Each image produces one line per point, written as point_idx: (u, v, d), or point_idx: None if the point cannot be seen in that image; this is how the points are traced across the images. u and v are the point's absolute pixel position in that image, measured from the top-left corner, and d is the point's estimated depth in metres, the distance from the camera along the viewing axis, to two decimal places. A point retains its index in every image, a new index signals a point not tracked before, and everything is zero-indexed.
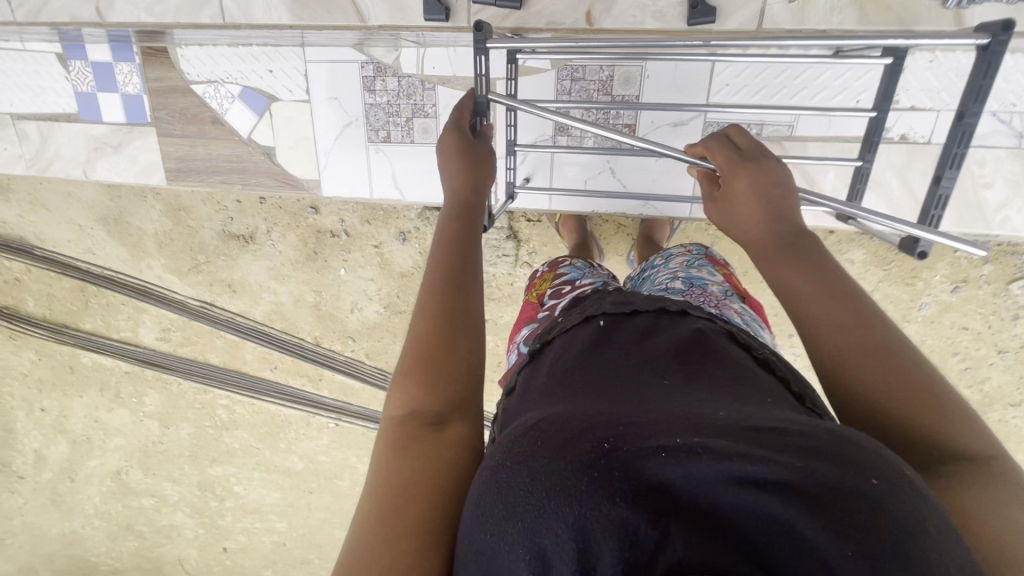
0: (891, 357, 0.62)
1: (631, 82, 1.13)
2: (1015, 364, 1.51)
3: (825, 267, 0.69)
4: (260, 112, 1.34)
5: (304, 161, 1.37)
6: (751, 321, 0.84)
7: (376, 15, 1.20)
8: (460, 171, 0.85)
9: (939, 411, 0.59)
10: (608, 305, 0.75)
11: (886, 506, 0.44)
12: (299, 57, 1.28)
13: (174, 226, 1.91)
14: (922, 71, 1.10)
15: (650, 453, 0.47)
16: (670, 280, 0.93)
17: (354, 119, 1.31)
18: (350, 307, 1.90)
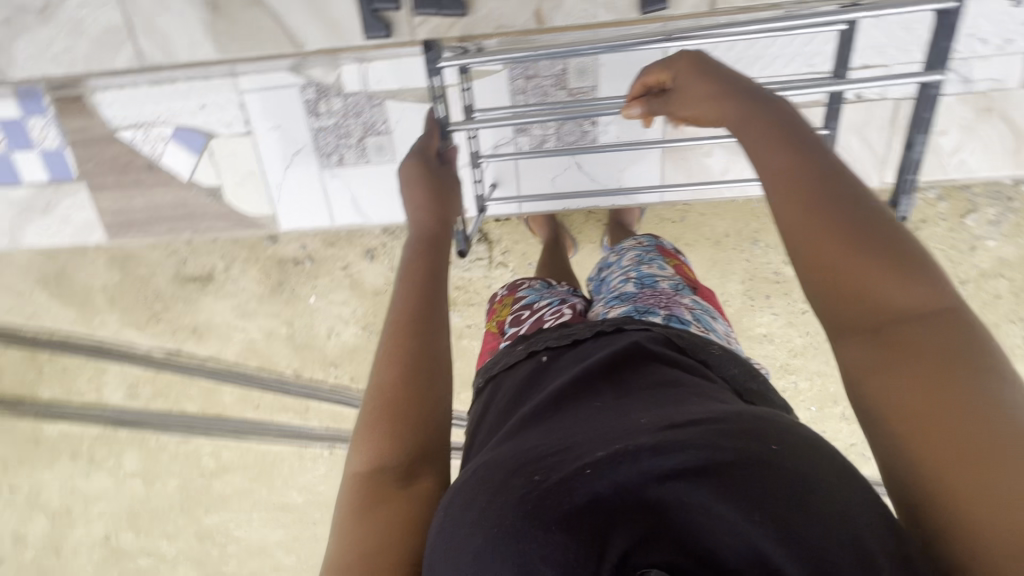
0: (843, 210, 0.57)
1: (586, 74, 1.09)
2: (978, 293, 1.57)
3: (781, 125, 0.63)
4: (199, 151, 1.25)
5: (254, 198, 1.29)
6: (703, 315, 0.84)
7: (313, 40, 1.13)
8: (427, 198, 0.81)
9: (904, 273, 0.53)
10: (550, 338, 0.74)
11: (782, 468, 0.45)
12: (231, 88, 1.20)
13: (124, 277, 1.80)
14: (869, 29, 1.11)
15: (575, 472, 0.46)
16: (624, 283, 0.92)
17: (302, 146, 1.24)
18: (327, 334, 1.83)
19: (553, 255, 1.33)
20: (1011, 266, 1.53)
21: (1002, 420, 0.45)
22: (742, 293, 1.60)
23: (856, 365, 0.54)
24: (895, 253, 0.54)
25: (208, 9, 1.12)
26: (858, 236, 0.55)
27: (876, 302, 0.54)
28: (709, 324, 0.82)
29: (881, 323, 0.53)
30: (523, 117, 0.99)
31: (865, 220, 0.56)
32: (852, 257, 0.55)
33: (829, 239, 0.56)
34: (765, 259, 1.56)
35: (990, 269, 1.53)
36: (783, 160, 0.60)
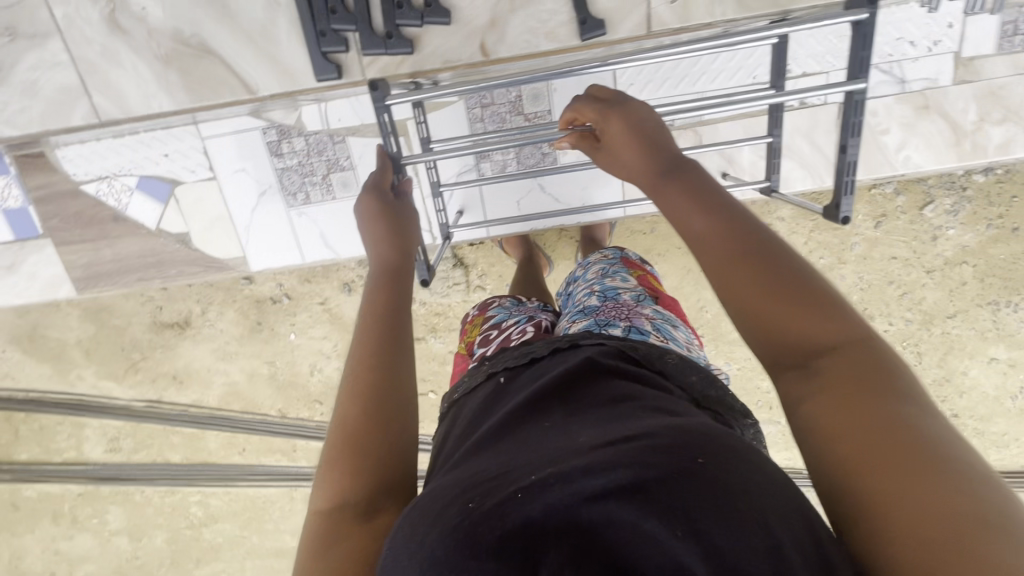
0: (758, 260, 0.64)
1: (540, 99, 1.12)
2: (944, 280, 1.62)
3: (699, 184, 0.71)
4: (165, 199, 1.25)
5: (223, 241, 1.29)
6: (664, 324, 0.85)
7: (267, 85, 1.17)
8: (384, 231, 0.82)
9: (818, 311, 0.61)
10: (509, 358, 0.74)
11: (707, 478, 0.49)
12: (193, 135, 1.21)
13: (99, 329, 1.78)
14: (804, 39, 1.16)
15: (509, 497, 0.50)
16: (588, 297, 0.93)
17: (268, 187, 1.25)
18: (310, 370, 1.81)
19: (526, 274, 1.35)
20: (974, 253, 1.58)
21: (910, 433, 0.50)
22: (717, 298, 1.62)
23: (789, 394, 0.60)
24: (814, 292, 0.62)
25: (164, 61, 1.16)
26: (777, 276, 0.63)
27: (793, 335, 0.61)
28: (669, 333, 0.83)
29: (801, 355, 0.61)
30: (483, 144, 1.02)
31: (782, 268, 0.64)
32: (774, 294, 0.62)
33: (748, 277, 0.64)
34: None
35: (953, 256, 1.58)
36: (698, 224, 0.68)
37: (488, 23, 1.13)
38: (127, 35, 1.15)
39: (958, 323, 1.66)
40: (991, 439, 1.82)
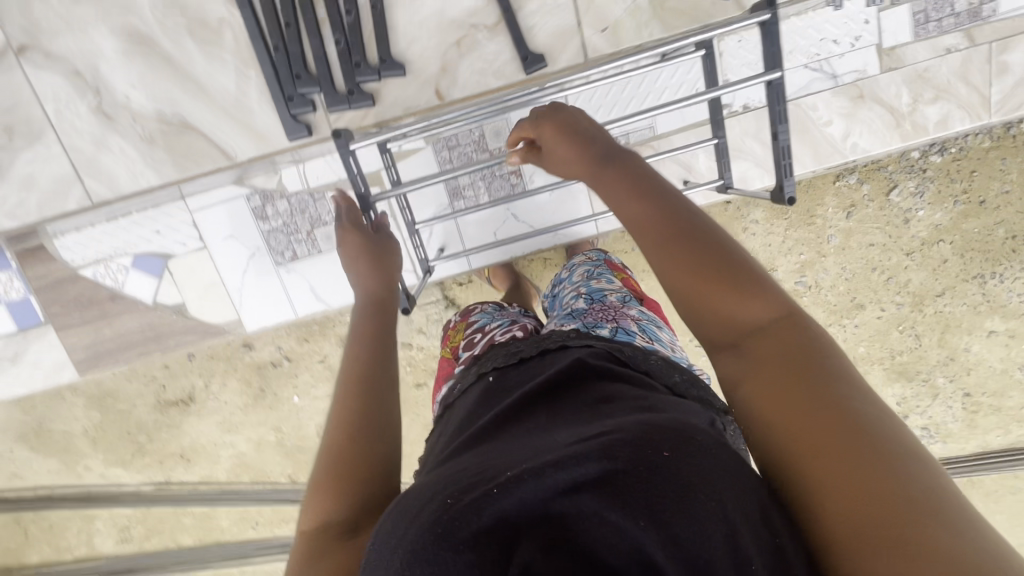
0: (695, 238, 0.70)
1: (502, 134, 1.20)
2: (926, 260, 1.64)
3: (636, 172, 0.77)
4: (159, 273, 1.31)
5: (217, 306, 1.33)
6: (648, 324, 0.91)
7: (244, 150, 1.24)
8: (372, 272, 0.89)
9: (751, 295, 0.66)
10: (498, 359, 0.81)
11: (673, 469, 0.51)
12: (182, 209, 1.28)
13: (104, 416, 1.79)
14: (736, 50, 1.23)
15: (486, 493, 0.52)
16: (575, 298, 1.01)
17: (256, 249, 1.30)
18: (316, 431, 1.81)
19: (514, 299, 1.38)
20: (948, 230, 1.62)
21: (842, 407, 0.55)
22: None
23: (729, 372, 0.65)
24: (745, 273, 0.67)
25: (146, 141, 1.25)
26: (710, 253, 0.69)
27: (732, 315, 0.67)
28: (653, 332, 0.89)
29: (741, 333, 0.66)
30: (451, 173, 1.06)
31: (714, 248, 0.69)
32: (707, 278, 0.68)
33: (682, 253, 0.69)
34: None
35: (928, 236, 1.62)
36: (631, 205, 0.74)
37: (439, 69, 1.22)
38: (113, 123, 1.24)
39: (949, 301, 1.68)
40: (1008, 414, 1.79)
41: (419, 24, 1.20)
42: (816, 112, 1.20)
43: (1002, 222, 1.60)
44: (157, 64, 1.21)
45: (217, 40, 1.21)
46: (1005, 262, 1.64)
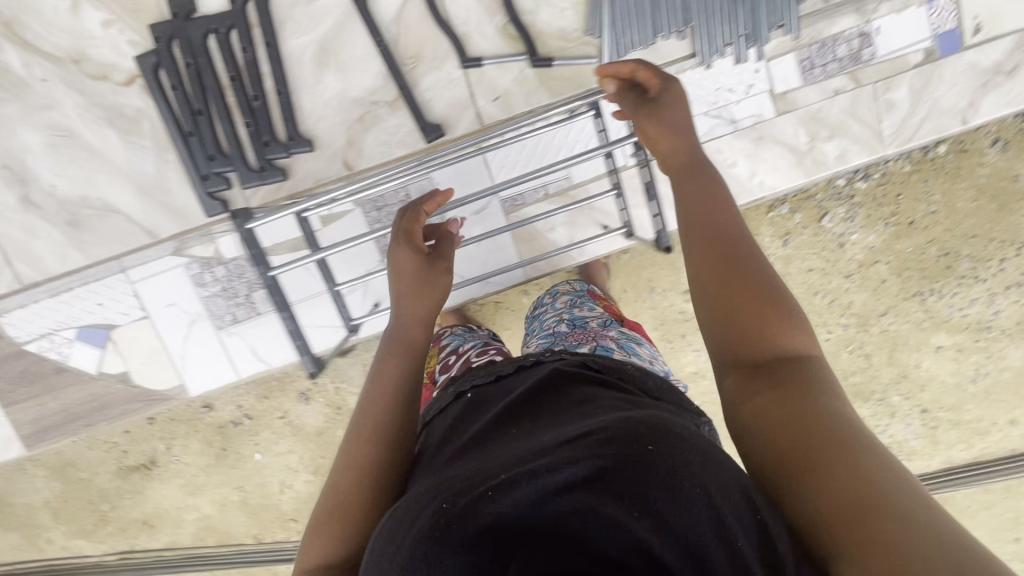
0: (747, 262, 0.78)
1: (426, 193, 1.26)
2: (864, 281, 1.70)
3: (712, 182, 0.89)
4: (103, 344, 1.34)
5: (160, 372, 1.35)
6: (628, 344, 1.06)
7: (165, 228, 1.30)
8: (416, 295, 0.98)
9: (778, 317, 0.75)
10: (475, 378, 0.91)
11: (654, 463, 0.61)
12: (123, 281, 1.31)
13: (64, 486, 1.78)
14: None
15: (482, 497, 0.61)
16: (559, 323, 1.18)
17: (196, 315, 1.33)
18: (280, 488, 1.80)
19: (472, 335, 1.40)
20: (882, 251, 1.67)
21: (832, 417, 0.64)
22: (659, 339, 1.71)
23: (732, 390, 0.73)
24: (774, 306, 0.75)
25: (73, 225, 1.29)
26: (754, 271, 0.78)
27: (768, 326, 0.74)
28: (633, 349, 1.04)
29: (762, 352, 0.74)
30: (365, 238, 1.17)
31: (771, 271, 0.78)
32: (757, 293, 0.76)
33: (739, 261, 0.79)
34: (667, 302, 1.68)
35: (864, 258, 1.68)
36: (725, 203, 0.84)
37: (346, 140, 1.26)
38: (41, 210, 1.29)
39: (893, 319, 1.72)
40: (966, 427, 1.83)
41: (326, 103, 1.25)
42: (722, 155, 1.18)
43: (933, 242, 1.66)
44: (82, 152, 1.27)
45: (137, 129, 1.27)
46: (941, 279, 1.69)
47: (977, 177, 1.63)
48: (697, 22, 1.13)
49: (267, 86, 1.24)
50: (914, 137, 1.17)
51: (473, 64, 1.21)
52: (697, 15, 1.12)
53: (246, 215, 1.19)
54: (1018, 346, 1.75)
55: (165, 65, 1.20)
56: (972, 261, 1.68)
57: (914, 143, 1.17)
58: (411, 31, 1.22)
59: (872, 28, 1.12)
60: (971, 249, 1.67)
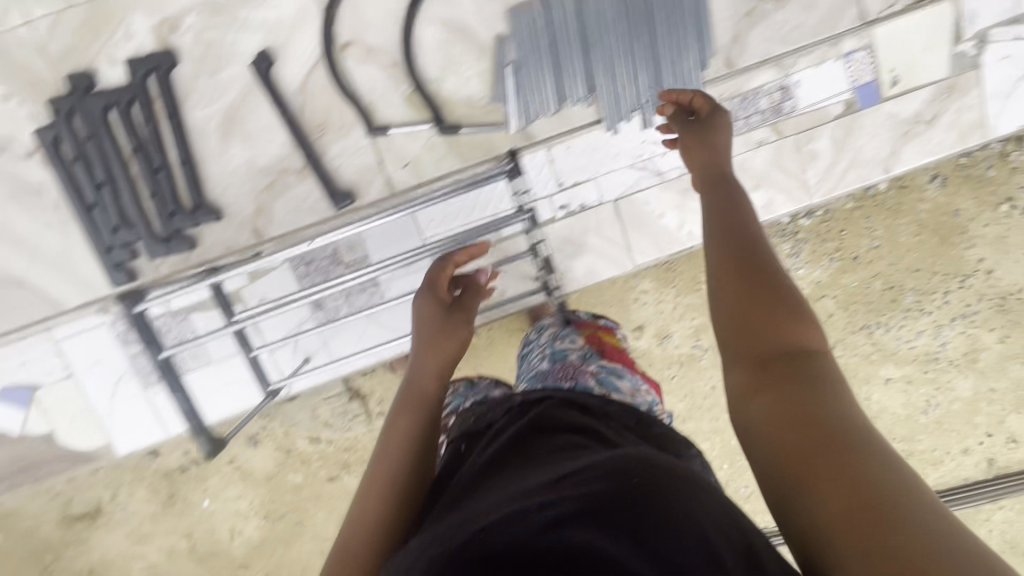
0: (750, 246, 0.68)
1: (355, 247, 1.11)
2: None
3: (726, 190, 0.78)
4: (25, 405, 1.17)
5: (83, 434, 1.20)
6: (608, 377, 0.88)
7: (68, 296, 1.11)
8: (432, 347, 0.86)
9: (784, 306, 0.62)
10: (463, 425, 0.79)
11: (644, 495, 0.54)
12: (46, 341, 1.14)
13: (8, 537, 1.74)
14: (575, 152, 1.10)
15: (458, 546, 0.52)
16: (539, 360, 0.95)
17: (120, 373, 1.16)
18: (229, 534, 1.76)
19: None
20: (828, 285, 1.67)
21: (852, 424, 0.51)
22: None
23: (734, 386, 0.60)
24: (792, 301, 0.63)
25: None
26: (758, 259, 0.67)
27: (775, 319, 0.62)
28: (612, 386, 0.86)
29: (771, 347, 0.60)
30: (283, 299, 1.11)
31: (768, 258, 0.67)
32: (760, 283, 0.64)
33: (745, 249, 0.68)
34: None
35: (812, 291, 1.68)
36: (726, 203, 0.75)
37: (252, 211, 1.02)
38: None
39: (842, 351, 1.73)
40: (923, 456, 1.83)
41: (231, 172, 1.01)
42: (649, 208, 1.16)
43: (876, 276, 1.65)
44: None
45: None
46: (887, 312, 1.66)
47: (919, 213, 1.59)
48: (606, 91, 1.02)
49: (169, 154, 0.99)
50: (838, 186, 1.18)
51: (381, 133, 1.01)
52: (602, 83, 1.00)
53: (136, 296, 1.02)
54: (965, 376, 1.68)
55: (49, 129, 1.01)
56: (917, 294, 1.64)
57: (837, 193, 1.18)
58: (315, 100, 1.00)
59: (791, 81, 1.12)
60: (914, 282, 1.65)
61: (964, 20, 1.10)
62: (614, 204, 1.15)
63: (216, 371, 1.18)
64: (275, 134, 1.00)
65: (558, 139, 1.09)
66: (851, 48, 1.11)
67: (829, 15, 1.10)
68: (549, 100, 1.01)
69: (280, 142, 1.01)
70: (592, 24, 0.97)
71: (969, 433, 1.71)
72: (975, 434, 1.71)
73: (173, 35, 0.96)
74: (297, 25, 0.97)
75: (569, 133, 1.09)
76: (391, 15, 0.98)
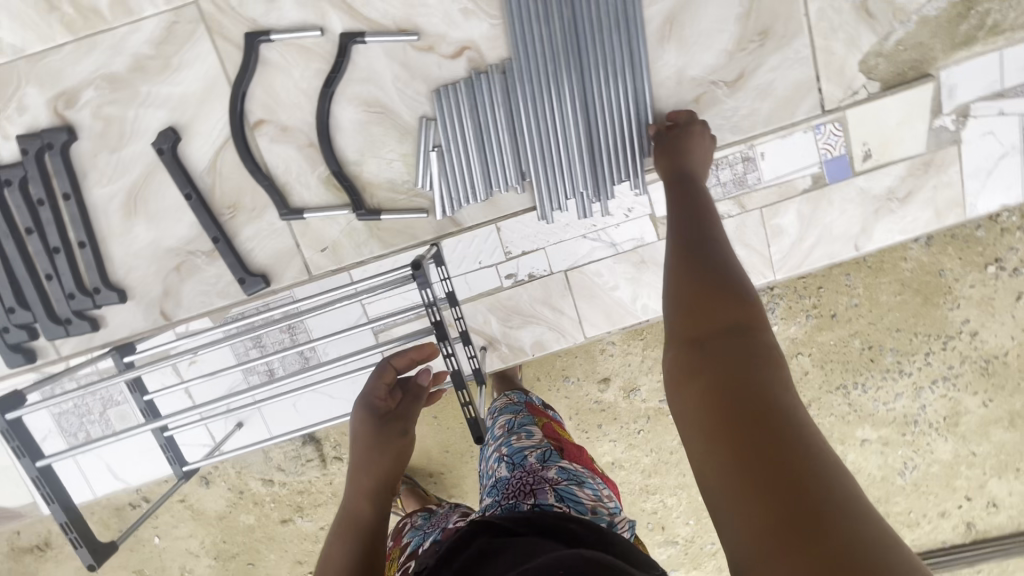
0: (698, 240, 0.69)
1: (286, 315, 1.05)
2: None
3: (696, 194, 0.78)
4: None
5: (8, 492, 1.15)
6: (569, 486, 0.78)
7: None
8: (364, 462, 0.84)
9: (724, 292, 0.61)
10: (418, 562, 0.71)
11: None
12: None
13: None
14: (519, 225, 1.04)
15: None
16: (497, 464, 0.87)
17: (46, 433, 1.12)
18: (181, 572, 1.74)
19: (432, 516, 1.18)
20: (804, 343, 1.38)
21: (783, 407, 0.49)
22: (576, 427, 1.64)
23: (669, 370, 0.59)
24: (734, 288, 0.62)
25: None
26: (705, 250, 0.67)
27: (714, 304, 0.60)
28: (574, 499, 0.76)
29: (710, 331, 0.59)
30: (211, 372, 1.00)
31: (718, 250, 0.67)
32: (705, 271, 0.64)
33: (693, 245, 0.68)
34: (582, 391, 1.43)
35: None
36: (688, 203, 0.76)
37: (161, 292, 0.97)
38: None
39: None
40: None
41: (136, 253, 0.95)
42: (602, 280, 1.09)
43: (858, 334, 1.37)
44: None
45: None
46: (866, 372, 1.39)
47: (902, 271, 1.32)
48: (534, 175, 0.95)
49: (70, 235, 0.93)
50: (804, 262, 1.11)
51: (294, 218, 0.94)
52: (534, 171, 0.94)
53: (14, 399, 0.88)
54: (945, 438, 1.42)
55: None
56: (895, 354, 1.38)
57: (803, 270, 1.11)
58: (225, 180, 0.94)
59: (756, 152, 1.05)
60: (896, 341, 1.36)
61: (941, 97, 1.02)
62: (564, 274, 1.09)
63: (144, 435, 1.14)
64: (181, 214, 0.95)
65: (493, 221, 1.04)
66: (820, 119, 1.03)
67: (789, 100, 1.02)
68: (477, 188, 0.95)
69: (187, 223, 0.95)
70: (519, 109, 0.91)
71: (949, 499, 1.47)
72: (954, 500, 1.46)
73: (69, 109, 0.91)
74: (205, 100, 0.91)
75: (513, 207, 1.03)
76: (307, 93, 0.92)
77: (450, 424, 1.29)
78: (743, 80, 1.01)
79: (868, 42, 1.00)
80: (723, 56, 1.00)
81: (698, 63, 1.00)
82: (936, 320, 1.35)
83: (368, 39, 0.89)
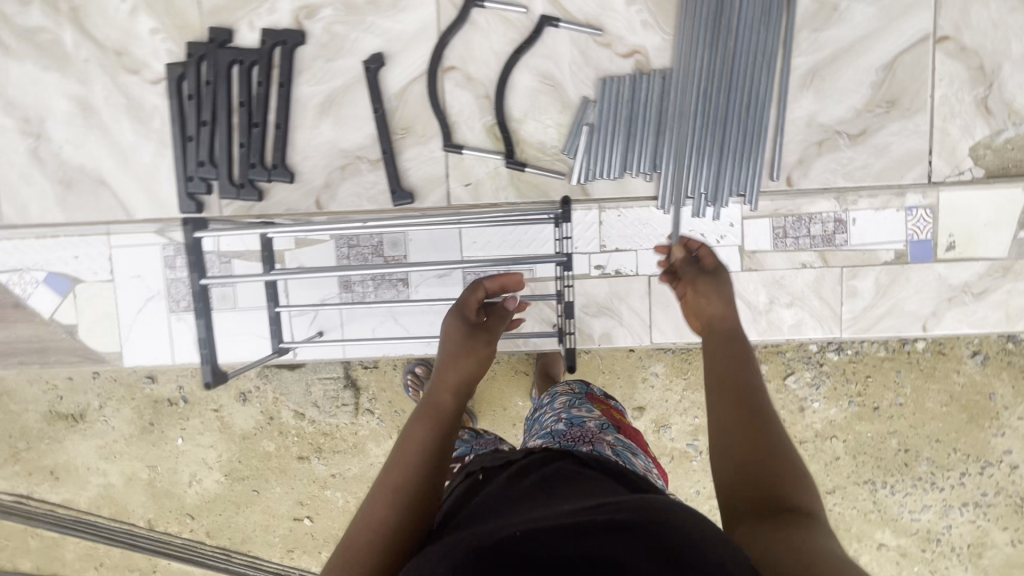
0: (740, 399, 0.73)
1: (398, 245, 1.18)
2: None
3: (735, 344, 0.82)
4: (64, 294, 1.25)
5: (106, 337, 1.26)
6: (625, 451, 0.85)
7: (142, 208, 1.21)
8: (452, 361, 0.85)
9: (771, 459, 0.67)
10: (486, 459, 0.79)
11: (672, 508, 0.60)
12: (102, 244, 1.23)
13: None
14: (616, 224, 1.15)
15: None
16: (554, 423, 0.94)
17: (155, 294, 1.24)
18: (188, 480, 1.63)
19: None
20: (842, 428, 1.33)
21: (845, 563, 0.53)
22: None
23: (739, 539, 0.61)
24: (791, 470, 0.66)
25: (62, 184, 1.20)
26: (754, 412, 0.72)
27: (768, 469, 0.66)
28: (628, 460, 0.83)
29: (765, 499, 0.63)
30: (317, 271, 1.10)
31: (762, 411, 0.72)
32: (759, 437, 0.69)
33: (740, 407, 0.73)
34: None
35: None
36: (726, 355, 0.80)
37: (322, 184, 1.12)
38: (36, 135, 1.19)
39: None
40: None
41: (314, 146, 1.11)
42: None
43: (896, 433, 1.32)
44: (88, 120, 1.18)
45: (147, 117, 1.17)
46: (895, 475, 1.35)
47: (952, 383, 1.30)
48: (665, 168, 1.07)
49: (269, 117, 1.10)
50: (872, 327, 1.18)
51: (453, 150, 1.09)
52: (666, 163, 1.07)
53: (199, 223, 1.06)
54: (964, 565, 1.38)
55: (189, 76, 1.08)
56: (931, 465, 1.34)
57: (870, 333, 1.18)
58: (407, 107, 1.10)
59: (849, 217, 1.15)
60: (933, 452, 1.33)
61: None
62: (648, 278, 1.17)
63: (236, 317, 1.25)
64: (363, 125, 1.11)
65: (614, 203, 1.14)
66: (913, 202, 1.13)
67: (899, 164, 1.13)
68: (613, 166, 1.09)
69: (364, 132, 1.11)
70: (668, 117, 1.06)
71: None
72: None
73: (307, 20, 1.09)
74: (415, 39, 1.09)
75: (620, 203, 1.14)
76: (498, 55, 1.09)
77: (485, 406, 1.38)
78: (864, 135, 1.12)
79: (980, 133, 1.12)
80: (852, 111, 1.12)
81: (829, 112, 1.12)
82: (977, 443, 1.33)
83: (562, 24, 1.06)
